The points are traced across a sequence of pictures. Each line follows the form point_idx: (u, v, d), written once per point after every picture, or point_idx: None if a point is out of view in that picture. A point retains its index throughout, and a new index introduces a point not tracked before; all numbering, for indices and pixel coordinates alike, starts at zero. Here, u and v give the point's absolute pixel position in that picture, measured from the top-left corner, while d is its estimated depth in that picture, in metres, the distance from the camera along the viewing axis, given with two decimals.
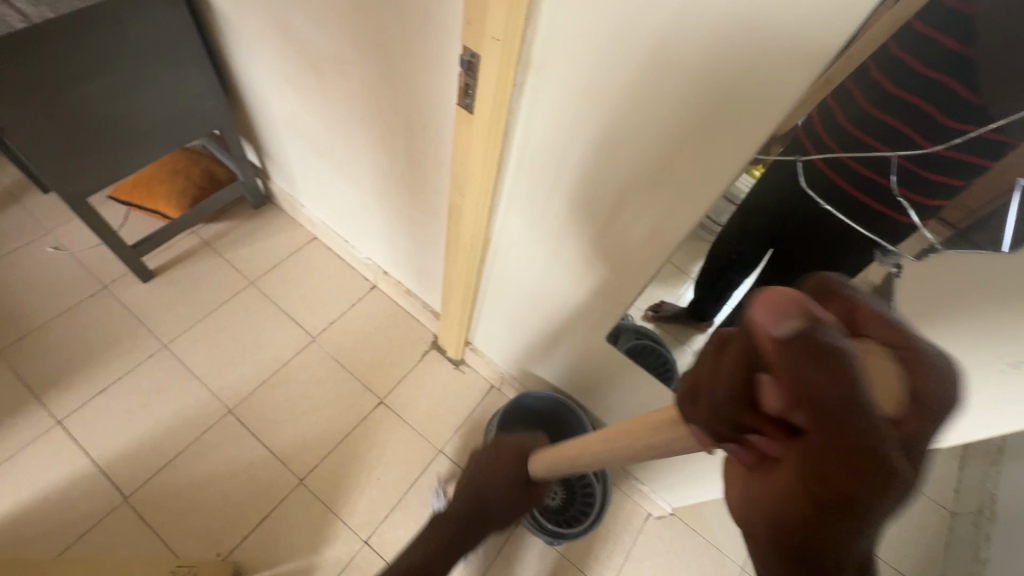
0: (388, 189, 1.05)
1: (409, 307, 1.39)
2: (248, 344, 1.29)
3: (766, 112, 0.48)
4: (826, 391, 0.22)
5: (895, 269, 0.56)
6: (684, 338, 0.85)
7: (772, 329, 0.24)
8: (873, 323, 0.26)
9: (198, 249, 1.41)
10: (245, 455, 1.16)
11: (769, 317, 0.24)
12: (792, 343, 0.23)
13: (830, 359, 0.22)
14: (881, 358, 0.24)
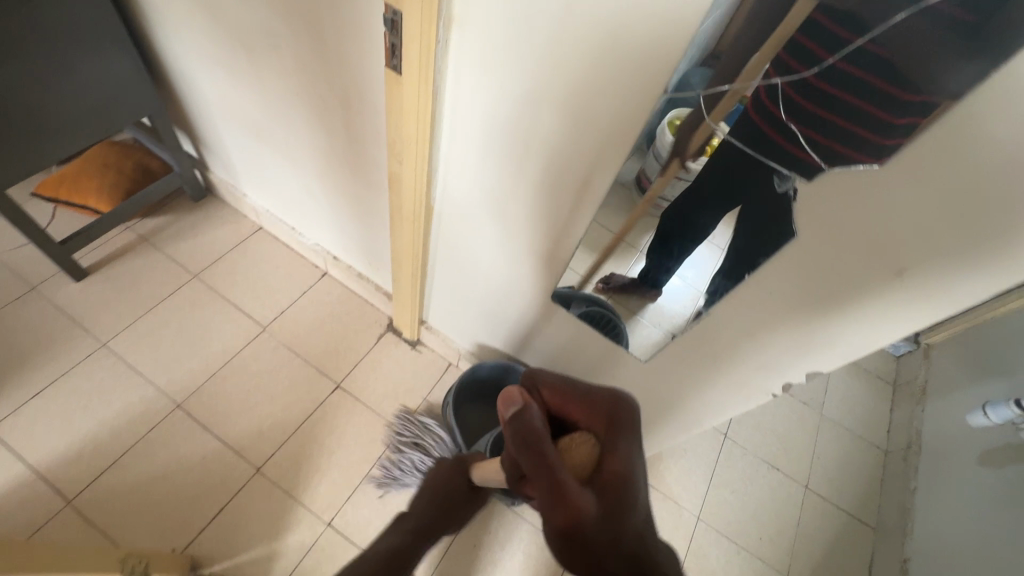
0: (330, 168, 1.04)
1: (362, 292, 1.38)
2: (194, 338, 1.26)
3: (664, 64, 0.51)
4: (534, 443, 0.43)
5: (790, 191, 0.55)
6: (637, 309, 0.83)
7: (506, 413, 0.47)
8: (571, 400, 0.51)
9: (135, 245, 1.35)
10: (197, 448, 1.13)
11: (507, 406, 0.48)
12: (527, 416, 0.45)
13: (524, 428, 0.44)
14: (584, 438, 0.47)
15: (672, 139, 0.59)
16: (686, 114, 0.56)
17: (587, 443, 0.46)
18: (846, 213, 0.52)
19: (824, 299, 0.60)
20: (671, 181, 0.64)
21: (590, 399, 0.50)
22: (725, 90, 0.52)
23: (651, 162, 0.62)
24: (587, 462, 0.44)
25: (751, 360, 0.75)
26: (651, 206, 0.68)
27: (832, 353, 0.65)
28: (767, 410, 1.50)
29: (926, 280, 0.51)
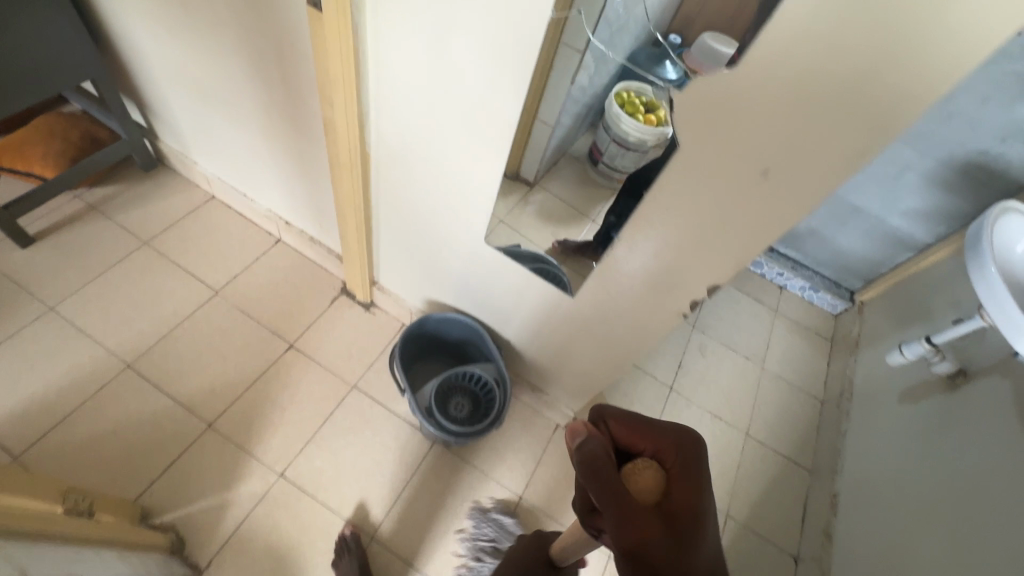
0: (272, 124, 1.07)
1: (315, 256, 1.41)
2: (144, 301, 1.27)
3: None
4: (604, 476, 0.47)
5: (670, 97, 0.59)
6: (580, 273, 0.92)
7: (571, 444, 0.48)
8: (630, 429, 0.54)
9: (83, 213, 1.35)
10: (148, 405, 1.14)
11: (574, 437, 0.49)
12: (601, 452, 0.48)
13: (590, 461, 0.47)
14: (647, 465, 0.52)
15: (621, 111, 0.73)
16: (637, 90, 0.69)
17: (652, 470, 0.51)
18: (711, 116, 0.57)
19: (710, 205, 0.65)
20: (615, 150, 0.79)
21: (648, 428, 0.54)
22: (667, 63, 0.61)
23: (604, 134, 0.81)
24: (650, 487, 0.50)
25: (660, 281, 0.80)
26: (602, 175, 0.83)
27: (725, 261, 0.71)
28: (712, 365, 1.58)
29: (785, 173, 0.57)
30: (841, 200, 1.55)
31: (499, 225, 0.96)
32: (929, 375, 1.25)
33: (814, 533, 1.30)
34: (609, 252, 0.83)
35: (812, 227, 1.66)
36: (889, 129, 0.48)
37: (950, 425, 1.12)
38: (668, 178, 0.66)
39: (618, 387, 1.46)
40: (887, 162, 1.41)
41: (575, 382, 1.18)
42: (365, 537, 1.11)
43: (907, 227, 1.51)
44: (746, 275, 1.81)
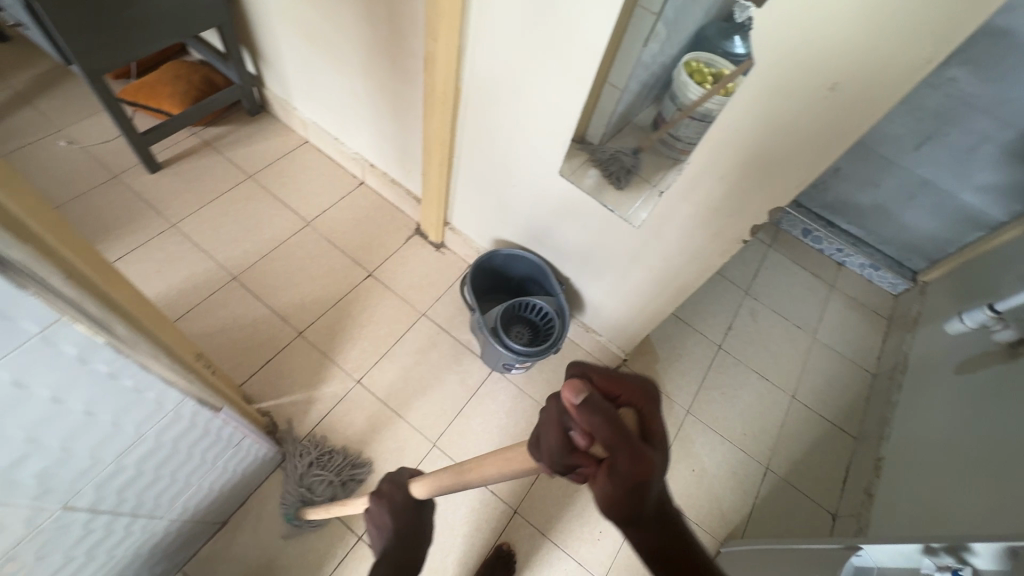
0: (374, 67, 1.20)
1: (394, 198, 1.55)
2: (247, 226, 1.44)
3: None
4: (613, 429, 0.40)
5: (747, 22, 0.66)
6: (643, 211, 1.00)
7: (574, 401, 0.41)
8: (612, 380, 0.45)
9: (199, 148, 1.54)
10: (250, 311, 1.31)
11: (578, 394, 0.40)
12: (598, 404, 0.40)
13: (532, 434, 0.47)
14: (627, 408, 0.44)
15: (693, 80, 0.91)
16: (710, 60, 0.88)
17: (631, 414, 0.44)
18: (786, 34, 0.63)
19: (778, 125, 0.72)
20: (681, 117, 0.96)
21: (622, 376, 0.45)
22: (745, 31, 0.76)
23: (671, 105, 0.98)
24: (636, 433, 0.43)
25: (722, 208, 0.88)
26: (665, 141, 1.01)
27: (788, 182, 0.77)
28: (762, 330, 1.61)
29: (852, 89, 0.63)
30: (910, 173, 1.54)
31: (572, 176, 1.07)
32: (988, 344, 1.24)
33: (854, 492, 1.33)
34: (675, 183, 0.89)
35: (876, 202, 1.65)
36: (951, 41, 0.55)
37: (1003, 387, 1.12)
38: (739, 98, 0.72)
39: (666, 340, 1.52)
40: (961, 133, 1.39)
41: (629, 320, 1.26)
42: (428, 443, 1.24)
43: (979, 203, 1.48)
44: (803, 250, 1.82)
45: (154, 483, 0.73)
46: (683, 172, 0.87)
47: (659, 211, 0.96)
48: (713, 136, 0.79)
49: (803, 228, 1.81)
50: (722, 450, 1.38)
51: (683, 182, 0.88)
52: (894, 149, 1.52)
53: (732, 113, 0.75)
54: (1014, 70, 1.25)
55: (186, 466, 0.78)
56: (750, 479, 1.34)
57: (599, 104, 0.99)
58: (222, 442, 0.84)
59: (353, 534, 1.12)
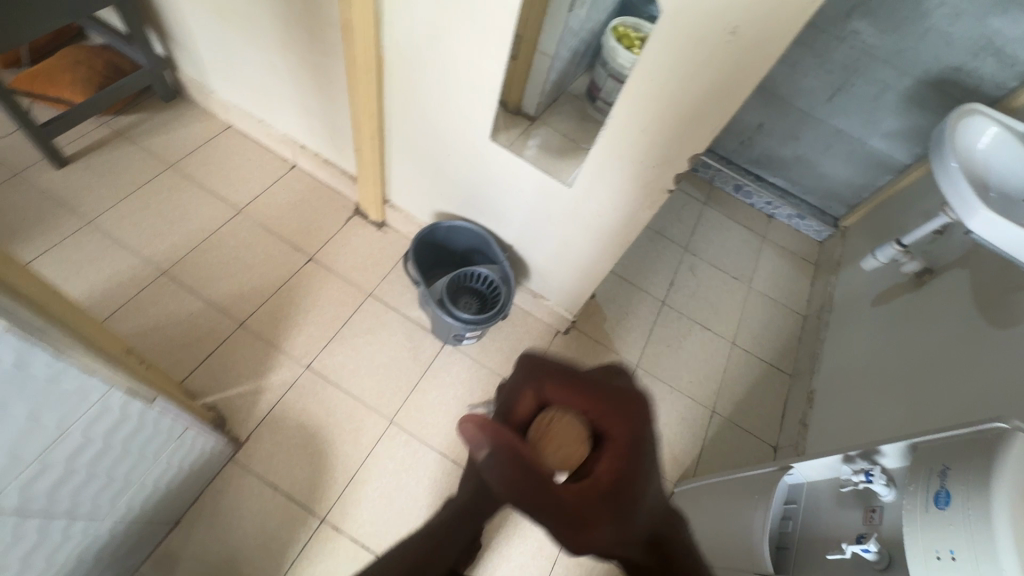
0: (291, 40, 1.15)
1: (329, 179, 1.51)
2: (174, 218, 1.37)
3: None
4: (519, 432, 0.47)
5: None
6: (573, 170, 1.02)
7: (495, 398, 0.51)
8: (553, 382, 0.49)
9: (111, 139, 1.44)
10: (185, 306, 1.26)
11: (476, 444, 0.42)
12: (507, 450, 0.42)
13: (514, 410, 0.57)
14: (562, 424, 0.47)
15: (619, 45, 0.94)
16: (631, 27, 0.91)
17: (569, 422, 0.47)
18: None
19: (688, 74, 0.75)
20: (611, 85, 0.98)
21: (564, 382, 0.49)
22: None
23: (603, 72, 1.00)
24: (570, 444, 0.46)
25: (646, 161, 0.91)
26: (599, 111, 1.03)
27: (703, 129, 0.81)
28: (703, 283, 1.68)
29: (751, 32, 0.66)
30: (825, 124, 1.63)
31: (505, 141, 1.07)
32: (899, 276, 1.35)
33: (791, 424, 1.43)
34: (600, 140, 0.92)
35: (797, 154, 1.75)
36: None
37: (911, 312, 1.22)
38: (651, 47, 0.75)
39: (612, 300, 1.57)
40: (867, 83, 1.49)
41: (573, 281, 1.30)
42: (385, 420, 1.24)
43: (886, 148, 1.60)
44: (735, 205, 1.90)
45: (88, 481, 0.70)
46: (606, 127, 0.89)
47: (587, 170, 0.99)
48: (631, 89, 0.81)
49: (734, 185, 1.89)
50: (671, 399, 1.45)
51: (607, 137, 0.90)
52: (809, 102, 1.60)
53: (645, 65, 0.77)
54: (908, 19, 1.34)
55: (123, 463, 0.75)
56: (698, 422, 1.42)
57: (532, 70, 1.01)
58: (161, 435, 0.81)
59: (316, 517, 1.11)
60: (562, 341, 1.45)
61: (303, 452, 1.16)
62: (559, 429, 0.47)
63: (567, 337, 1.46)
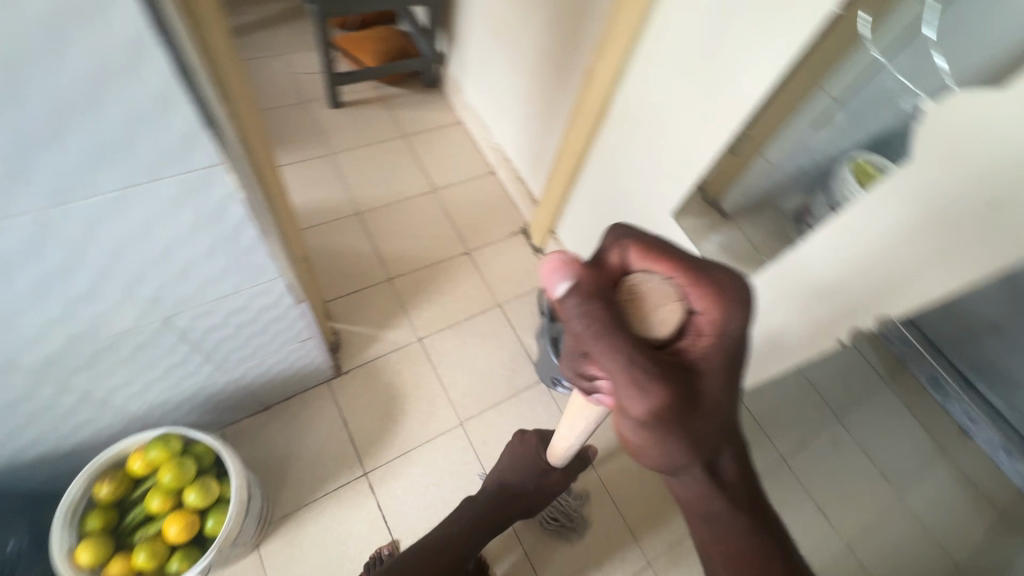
0: (541, 70, 1.30)
1: (515, 194, 1.64)
2: (385, 175, 1.61)
3: None
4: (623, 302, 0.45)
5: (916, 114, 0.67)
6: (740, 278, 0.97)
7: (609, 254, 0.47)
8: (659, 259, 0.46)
9: (375, 100, 1.77)
10: (358, 245, 1.47)
11: (559, 282, 0.43)
12: (595, 296, 0.44)
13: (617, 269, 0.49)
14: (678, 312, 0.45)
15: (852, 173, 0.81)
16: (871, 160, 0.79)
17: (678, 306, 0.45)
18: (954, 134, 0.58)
19: (913, 230, 0.67)
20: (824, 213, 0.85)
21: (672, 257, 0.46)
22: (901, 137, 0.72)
23: (820, 198, 0.88)
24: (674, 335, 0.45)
25: (854, 300, 0.79)
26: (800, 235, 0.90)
27: (905, 293, 0.72)
28: (841, 462, 1.43)
29: (1012, 213, 0.56)
30: None
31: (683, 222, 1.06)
32: None
33: None
34: (781, 260, 0.87)
35: None
36: None
37: None
38: (888, 186, 0.67)
39: None
40: None
41: None
42: (456, 419, 1.28)
43: None
44: None
45: (231, 339, 0.86)
46: (793, 250, 0.84)
47: (755, 279, 0.93)
48: (837, 222, 0.75)
49: (930, 373, 1.35)
50: None
51: (790, 261, 0.85)
52: None
53: (865, 204, 0.70)
54: None
55: (258, 338, 0.90)
56: None
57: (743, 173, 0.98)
58: (292, 332, 0.95)
59: (361, 468, 1.19)
60: None
61: (379, 409, 1.26)
62: (659, 302, 0.45)
63: None
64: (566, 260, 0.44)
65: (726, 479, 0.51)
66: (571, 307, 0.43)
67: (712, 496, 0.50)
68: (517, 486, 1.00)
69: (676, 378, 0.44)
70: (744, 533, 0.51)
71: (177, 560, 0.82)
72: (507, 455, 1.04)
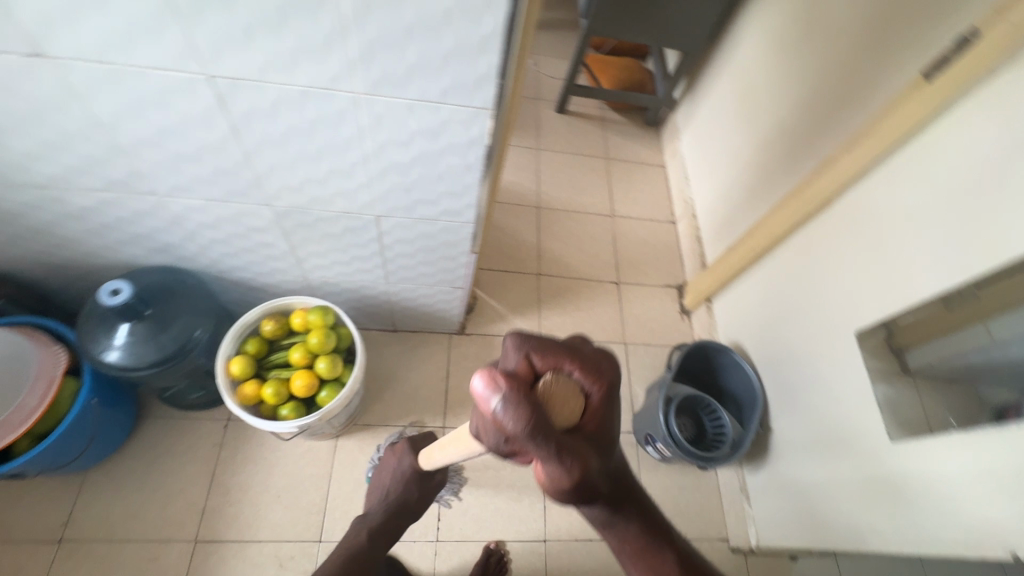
0: (771, 145, 1.26)
1: (686, 250, 1.61)
2: (575, 185, 1.70)
3: None
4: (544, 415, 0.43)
5: None
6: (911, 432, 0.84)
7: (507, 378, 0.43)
8: (554, 353, 0.49)
9: (595, 118, 1.87)
10: (525, 234, 1.57)
11: (491, 397, 0.42)
12: (526, 408, 0.42)
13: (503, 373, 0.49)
14: (578, 397, 0.48)
15: None
16: None
17: (575, 390, 0.48)
18: None
19: None
20: None
21: (561, 348, 0.49)
22: None
23: None
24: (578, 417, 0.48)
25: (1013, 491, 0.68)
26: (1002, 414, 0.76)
27: None
28: None
29: None
30: None
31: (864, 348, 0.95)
32: None
33: None
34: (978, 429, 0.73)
35: None
36: None
37: None
38: None
39: None
40: None
41: (793, 519, 1.11)
42: None
43: None
44: None
45: (407, 257, 0.99)
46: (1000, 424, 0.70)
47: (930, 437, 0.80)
48: None
49: None
50: None
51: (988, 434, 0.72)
52: None
53: None
54: None
55: (425, 267, 1.02)
56: None
57: None
58: (452, 275, 1.05)
59: (443, 420, 1.26)
60: (722, 549, 1.23)
61: None
62: (563, 391, 0.47)
63: (731, 553, 1.24)
64: (494, 375, 0.43)
65: (623, 507, 0.60)
66: (507, 420, 0.42)
67: (609, 518, 0.60)
68: (404, 500, 1.00)
69: (590, 454, 0.47)
70: (637, 547, 0.61)
71: (287, 409, 0.97)
72: (388, 471, 1.05)
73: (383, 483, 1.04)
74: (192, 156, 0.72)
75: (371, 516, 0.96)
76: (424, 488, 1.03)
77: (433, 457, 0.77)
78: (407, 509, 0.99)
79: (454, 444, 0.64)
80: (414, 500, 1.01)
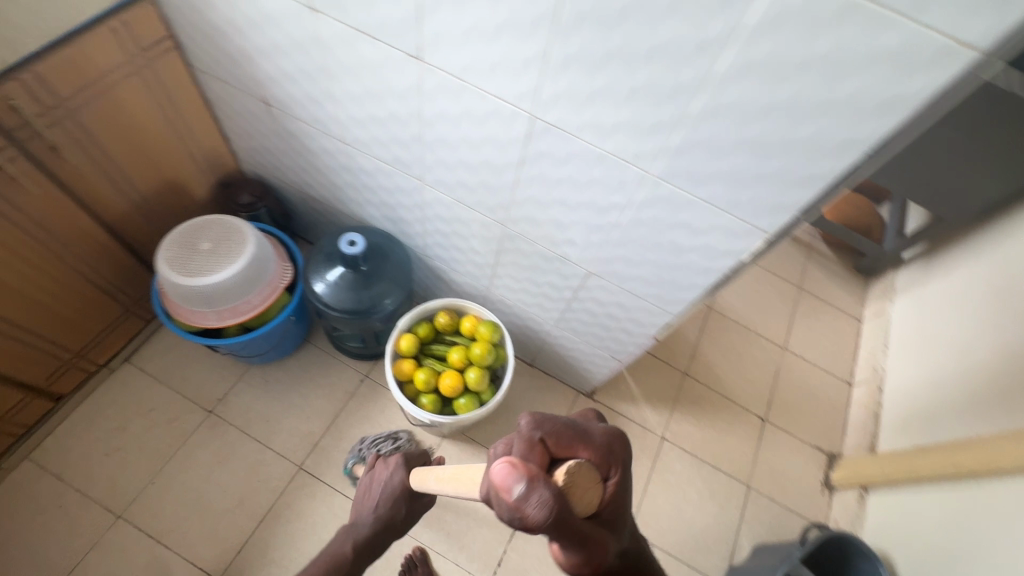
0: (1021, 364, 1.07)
1: (855, 422, 1.42)
2: (756, 301, 1.61)
3: None
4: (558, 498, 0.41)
5: None
6: None
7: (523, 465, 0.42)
8: (568, 439, 0.47)
9: (802, 244, 1.75)
10: (687, 329, 1.51)
11: (513, 486, 0.40)
12: (544, 491, 0.40)
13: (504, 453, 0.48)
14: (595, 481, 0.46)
15: None
16: None
17: (590, 475, 0.45)
18: None
19: None
20: None
21: (575, 433, 0.47)
22: None
23: None
24: (590, 506, 0.45)
25: None
26: None
27: None
28: None
29: None
30: None
31: None
32: None
33: None
34: None
35: None
36: None
37: None
38: None
39: None
40: None
41: None
42: None
43: None
44: None
45: (590, 314, 1.00)
46: None
47: None
48: None
49: None
50: None
51: None
52: None
53: None
54: None
55: (600, 329, 1.03)
56: None
57: None
58: (620, 346, 1.04)
59: None
60: None
61: None
62: (579, 472, 0.45)
63: None
64: (513, 461, 0.42)
65: None
66: (532, 508, 0.40)
67: None
68: (392, 517, 0.90)
69: (604, 541, 0.44)
70: None
71: (428, 398, 1.03)
72: (380, 481, 0.96)
73: (374, 491, 0.95)
74: (472, 167, 0.80)
75: (359, 526, 0.88)
76: (415, 505, 0.94)
77: (427, 480, 0.73)
78: (393, 527, 0.90)
79: (451, 481, 0.61)
80: (401, 520, 0.91)
